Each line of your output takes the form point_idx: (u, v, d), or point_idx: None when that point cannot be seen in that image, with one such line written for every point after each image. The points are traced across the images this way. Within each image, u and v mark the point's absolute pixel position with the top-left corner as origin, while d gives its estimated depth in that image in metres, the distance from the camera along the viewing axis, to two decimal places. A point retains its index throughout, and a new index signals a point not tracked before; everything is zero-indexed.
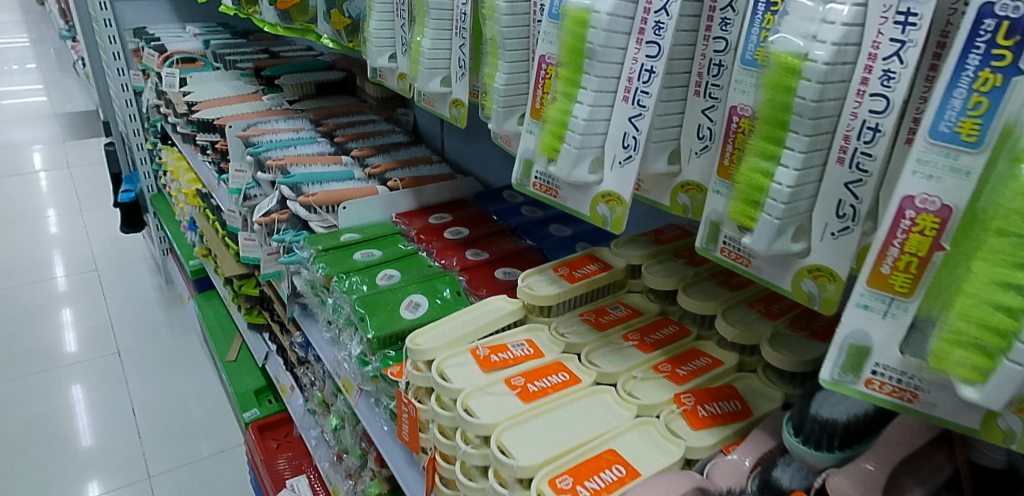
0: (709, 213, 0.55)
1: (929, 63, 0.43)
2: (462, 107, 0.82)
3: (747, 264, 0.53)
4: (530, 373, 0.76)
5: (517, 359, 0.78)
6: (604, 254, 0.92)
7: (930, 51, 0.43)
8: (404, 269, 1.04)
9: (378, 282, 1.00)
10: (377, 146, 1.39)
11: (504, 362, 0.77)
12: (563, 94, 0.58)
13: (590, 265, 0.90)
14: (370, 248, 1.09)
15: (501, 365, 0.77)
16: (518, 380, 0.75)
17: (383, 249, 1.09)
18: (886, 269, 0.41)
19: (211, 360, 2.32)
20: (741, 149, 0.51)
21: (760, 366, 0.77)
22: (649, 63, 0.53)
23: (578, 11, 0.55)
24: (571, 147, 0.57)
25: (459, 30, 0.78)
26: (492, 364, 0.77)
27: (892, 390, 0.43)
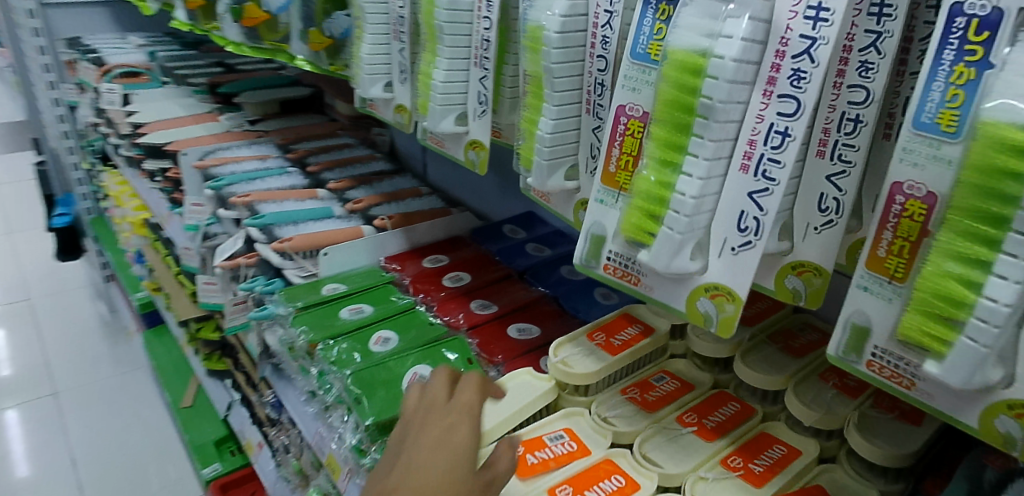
0: (850, 312, 0.41)
1: None
2: (482, 151, 0.68)
3: (908, 386, 0.39)
4: (576, 481, 0.63)
5: (555, 459, 0.65)
6: (641, 313, 0.79)
7: None
8: (401, 330, 0.89)
9: (372, 348, 0.86)
10: (356, 177, 1.23)
11: (544, 467, 0.65)
12: (658, 161, 0.41)
13: (627, 329, 0.77)
14: (360, 304, 0.95)
15: (539, 468, 0.64)
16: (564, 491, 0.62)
17: (375, 305, 0.95)
18: None
19: (163, 400, 2.10)
20: (911, 241, 0.38)
21: (843, 454, 0.65)
22: (782, 122, 0.39)
23: (684, 52, 0.39)
24: (672, 235, 0.40)
25: (480, 60, 0.64)
26: (529, 468, 0.64)
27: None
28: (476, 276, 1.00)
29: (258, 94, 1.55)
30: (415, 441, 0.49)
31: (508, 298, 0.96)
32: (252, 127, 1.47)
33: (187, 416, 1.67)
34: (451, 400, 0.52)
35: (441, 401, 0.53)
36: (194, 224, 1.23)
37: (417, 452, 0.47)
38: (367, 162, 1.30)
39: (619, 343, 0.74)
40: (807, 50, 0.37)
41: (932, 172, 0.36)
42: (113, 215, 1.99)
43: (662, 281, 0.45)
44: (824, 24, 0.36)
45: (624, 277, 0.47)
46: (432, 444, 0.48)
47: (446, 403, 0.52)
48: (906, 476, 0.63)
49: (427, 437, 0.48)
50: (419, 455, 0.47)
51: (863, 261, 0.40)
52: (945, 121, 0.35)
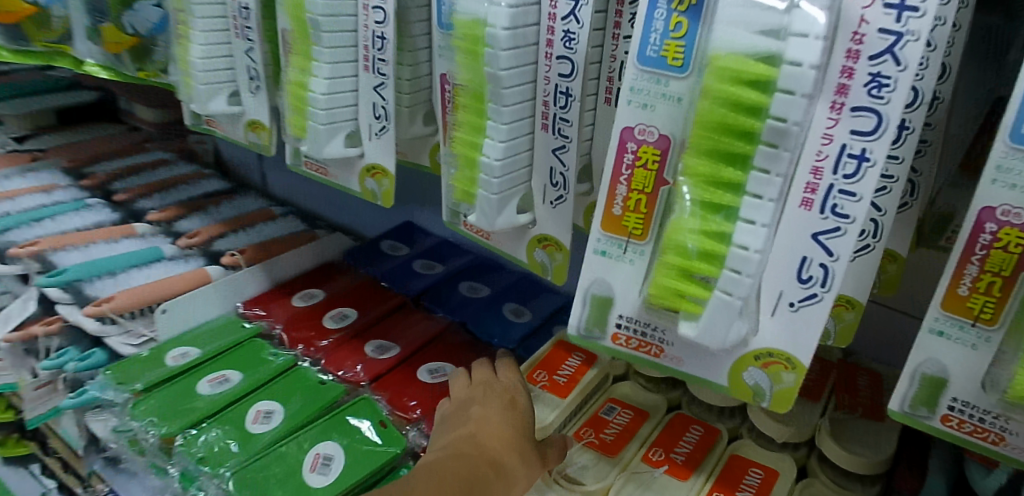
0: (923, 362, 0.34)
1: None
2: (385, 178, 0.53)
3: (1000, 443, 0.33)
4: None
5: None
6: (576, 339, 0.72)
7: None
8: (285, 399, 0.72)
9: (252, 430, 0.68)
10: (186, 202, 1.00)
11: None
12: (701, 202, 0.31)
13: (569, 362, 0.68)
14: (223, 372, 0.75)
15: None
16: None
17: (245, 371, 0.76)
18: None
19: None
20: (1003, 276, 0.31)
21: (816, 464, 0.61)
22: (856, 143, 0.30)
23: (732, 58, 0.28)
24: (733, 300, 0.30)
25: (372, 63, 0.50)
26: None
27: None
28: (365, 311, 0.84)
29: (25, 104, 1.21)
30: (478, 406, 0.58)
31: (408, 333, 0.82)
32: (23, 149, 1.14)
33: None
34: (500, 377, 0.62)
35: (492, 380, 0.62)
36: None
37: (486, 420, 0.55)
38: (195, 181, 1.07)
39: (566, 382, 0.66)
40: (890, 49, 0.28)
41: None
42: None
43: (694, 350, 0.35)
44: (911, 15, 0.28)
45: (640, 347, 0.36)
46: (495, 409, 0.57)
47: (499, 380, 0.61)
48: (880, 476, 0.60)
49: (487, 404, 0.57)
50: (489, 419, 0.55)
51: (938, 300, 0.33)
52: None
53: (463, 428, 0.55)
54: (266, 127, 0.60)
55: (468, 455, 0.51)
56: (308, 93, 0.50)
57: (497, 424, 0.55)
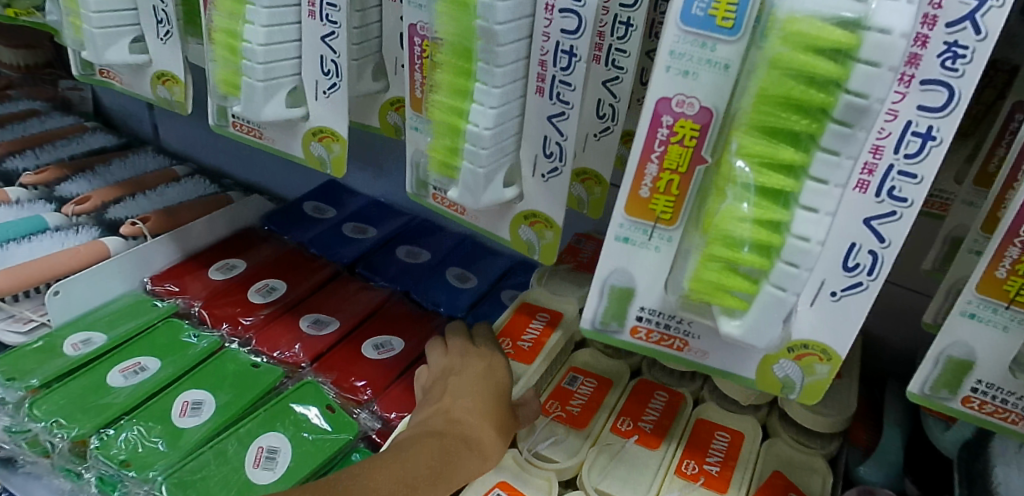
0: (948, 343, 0.33)
1: None
2: (334, 143, 0.46)
3: (1015, 421, 0.33)
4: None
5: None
6: (539, 300, 0.65)
7: None
8: (213, 387, 0.64)
9: (179, 426, 0.60)
10: (69, 162, 0.87)
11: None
12: (755, 188, 0.27)
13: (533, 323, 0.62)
14: (138, 359, 0.66)
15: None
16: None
17: (164, 358, 0.67)
18: None
19: None
20: None
21: (778, 423, 0.61)
22: (924, 120, 0.27)
23: (806, 23, 0.24)
24: (790, 296, 0.28)
25: (318, 8, 0.42)
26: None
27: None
28: (295, 282, 0.76)
29: None
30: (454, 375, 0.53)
31: (347, 305, 0.75)
32: None
33: None
34: (478, 345, 0.57)
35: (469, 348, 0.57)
36: None
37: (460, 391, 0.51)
38: (78, 137, 0.92)
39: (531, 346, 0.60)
40: (972, 15, 0.25)
41: None
42: None
43: (720, 343, 0.33)
44: None
45: (663, 342, 0.34)
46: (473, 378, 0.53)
47: (475, 347, 0.57)
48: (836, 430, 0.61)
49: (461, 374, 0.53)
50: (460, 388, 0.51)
51: (973, 283, 0.31)
52: None
53: (437, 402, 0.51)
54: (180, 81, 0.51)
55: (441, 426, 0.47)
56: (241, 43, 0.42)
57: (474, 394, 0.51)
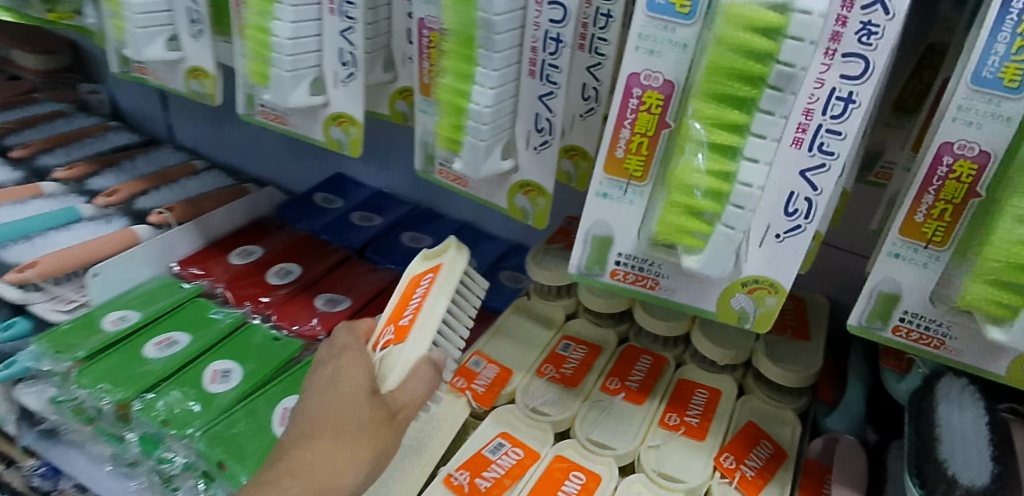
0: (879, 280, 0.39)
1: None
2: (353, 127, 0.52)
3: (937, 346, 0.39)
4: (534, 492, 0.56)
5: (509, 474, 0.57)
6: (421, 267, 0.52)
7: None
8: (240, 358, 0.70)
9: (211, 391, 0.66)
10: (93, 158, 0.92)
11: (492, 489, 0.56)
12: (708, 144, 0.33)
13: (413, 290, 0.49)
14: (169, 333, 0.72)
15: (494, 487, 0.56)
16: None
17: (193, 332, 0.73)
18: None
19: None
20: (953, 203, 0.36)
21: (752, 381, 0.68)
22: (846, 86, 0.33)
23: (747, 7, 0.30)
24: (738, 234, 0.34)
25: (337, 6, 0.48)
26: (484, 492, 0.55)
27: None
28: (309, 265, 0.82)
29: None
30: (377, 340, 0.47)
31: (357, 286, 0.81)
32: None
33: None
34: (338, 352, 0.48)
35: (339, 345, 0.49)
36: None
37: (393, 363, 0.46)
38: (100, 135, 0.98)
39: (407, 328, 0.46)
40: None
41: (988, 132, 0.34)
42: None
43: (689, 282, 0.38)
44: None
45: (639, 282, 0.39)
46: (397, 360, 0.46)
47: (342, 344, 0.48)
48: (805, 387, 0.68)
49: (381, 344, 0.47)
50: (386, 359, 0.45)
51: (897, 227, 0.38)
52: (1008, 76, 0.33)
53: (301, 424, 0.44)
54: (210, 75, 0.57)
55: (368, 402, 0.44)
56: (271, 38, 0.48)
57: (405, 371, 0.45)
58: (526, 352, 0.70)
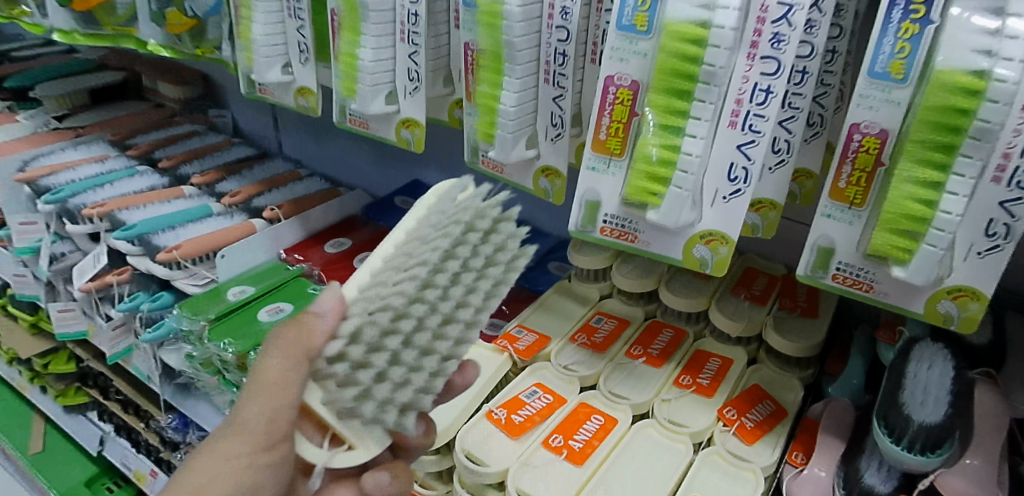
0: (816, 237, 0.49)
1: None
2: (417, 129, 0.66)
3: (868, 289, 0.49)
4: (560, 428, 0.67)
5: (540, 414, 0.68)
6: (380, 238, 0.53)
7: None
8: None
9: None
10: (221, 167, 1.13)
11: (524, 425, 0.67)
12: (659, 125, 0.45)
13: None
14: (276, 303, 0.90)
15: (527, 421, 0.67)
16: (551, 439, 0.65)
17: (295, 303, 0.90)
18: None
19: None
20: (866, 171, 0.46)
21: (763, 354, 0.76)
22: (766, 81, 0.44)
23: (680, 23, 0.43)
24: (683, 191, 0.45)
25: (407, 36, 0.63)
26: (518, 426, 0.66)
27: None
28: None
29: (58, 85, 1.31)
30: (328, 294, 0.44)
31: None
32: (63, 125, 1.25)
33: (43, 463, 1.41)
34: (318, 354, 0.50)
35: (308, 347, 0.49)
36: (31, 245, 1.07)
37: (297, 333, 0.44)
38: (226, 149, 1.20)
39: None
40: (785, 15, 0.42)
41: (886, 113, 0.44)
42: None
43: (658, 234, 0.49)
44: None
45: (621, 236, 0.50)
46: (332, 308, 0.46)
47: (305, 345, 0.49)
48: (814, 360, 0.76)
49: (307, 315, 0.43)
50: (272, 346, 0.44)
51: (827, 193, 0.48)
52: (895, 69, 0.43)
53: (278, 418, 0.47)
54: (313, 92, 0.73)
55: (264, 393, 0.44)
56: (359, 60, 0.64)
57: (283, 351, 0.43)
58: (563, 323, 0.81)
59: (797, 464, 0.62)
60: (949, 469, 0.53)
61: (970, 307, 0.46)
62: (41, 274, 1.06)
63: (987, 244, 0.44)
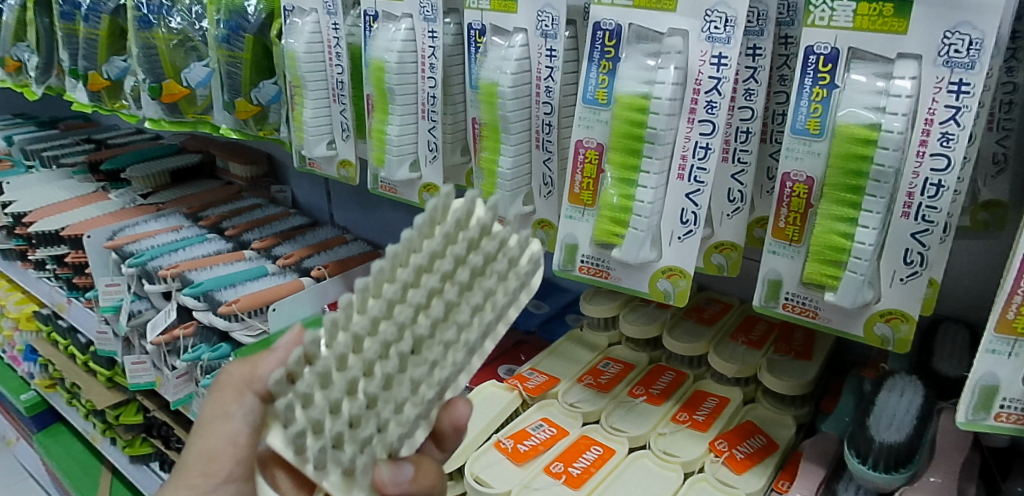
0: (766, 272, 0.57)
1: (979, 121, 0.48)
2: (436, 192, 0.78)
3: (814, 316, 0.56)
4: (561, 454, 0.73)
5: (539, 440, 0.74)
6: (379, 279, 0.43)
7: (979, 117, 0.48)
8: None
9: None
10: (278, 234, 1.28)
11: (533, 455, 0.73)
12: (619, 179, 0.56)
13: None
14: None
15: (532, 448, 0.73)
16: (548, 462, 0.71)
17: None
18: (1011, 315, 0.43)
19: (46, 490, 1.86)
20: (800, 212, 0.54)
21: (760, 394, 0.80)
22: (704, 140, 0.53)
23: (630, 96, 0.54)
24: (639, 231, 0.55)
25: (427, 114, 0.75)
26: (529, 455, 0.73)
27: (1020, 417, 0.45)
28: None
29: (144, 167, 1.51)
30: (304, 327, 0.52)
31: None
32: (146, 201, 1.44)
33: None
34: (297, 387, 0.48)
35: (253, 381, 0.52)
36: (115, 303, 1.22)
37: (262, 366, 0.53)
38: (284, 219, 1.35)
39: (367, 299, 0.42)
40: (715, 87, 0.52)
41: (809, 163, 0.52)
42: None
43: (628, 271, 0.59)
44: (725, 66, 0.51)
45: (596, 273, 0.60)
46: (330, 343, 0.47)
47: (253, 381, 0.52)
48: (809, 400, 0.79)
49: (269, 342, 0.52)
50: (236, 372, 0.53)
51: (772, 233, 0.56)
52: (812, 126, 0.51)
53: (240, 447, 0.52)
54: (352, 164, 0.86)
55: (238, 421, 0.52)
56: (387, 136, 0.77)
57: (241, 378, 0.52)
58: (573, 366, 0.88)
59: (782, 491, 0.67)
60: (910, 486, 0.57)
61: (902, 328, 0.53)
62: (120, 329, 1.21)
63: (907, 270, 0.51)
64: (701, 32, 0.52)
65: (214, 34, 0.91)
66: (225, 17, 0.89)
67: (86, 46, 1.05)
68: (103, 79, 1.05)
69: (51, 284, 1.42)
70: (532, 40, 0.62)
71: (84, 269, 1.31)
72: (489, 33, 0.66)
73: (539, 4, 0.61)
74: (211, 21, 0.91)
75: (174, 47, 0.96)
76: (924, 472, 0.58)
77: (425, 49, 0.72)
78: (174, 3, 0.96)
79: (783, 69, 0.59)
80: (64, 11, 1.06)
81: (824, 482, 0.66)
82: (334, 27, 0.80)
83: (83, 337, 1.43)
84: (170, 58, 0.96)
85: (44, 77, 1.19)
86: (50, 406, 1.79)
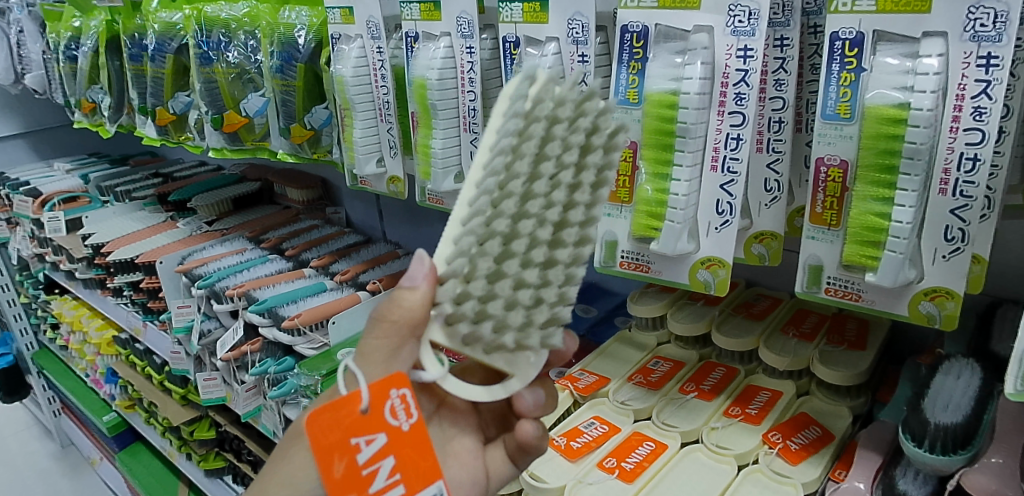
0: (807, 258, 0.58)
1: (951, 117, 0.49)
2: None
3: (857, 299, 0.57)
4: (403, 450, 0.43)
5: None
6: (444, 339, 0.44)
7: (949, 107, 0.49)
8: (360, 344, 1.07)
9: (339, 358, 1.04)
10: (334, 251, 1.34)
11: (383, 461, 0.42)
12: (652, 175, 0.59)
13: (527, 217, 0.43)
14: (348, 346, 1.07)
15: (420, 444, 0.43)
16: (365, 447, 0.41)
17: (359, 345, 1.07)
18: None
19: None
20: (835, 197, 0.55)
21: (814, 386, 0.79)
22: (735, 131, 0.55)
23: (659, 93, 0.56)
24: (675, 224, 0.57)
25: (469, 126, 0.78)
26: (378, 425, 0.41)
27: None
28: None
29: (210, 196, 1.59)
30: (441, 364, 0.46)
31: None
32: (211, 228, 1.52)
33: None
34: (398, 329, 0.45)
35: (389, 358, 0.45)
36: (187, 323, 1.29)
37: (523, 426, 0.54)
38: (339, 238, 1.40)
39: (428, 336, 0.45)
40: (744, 79, 0.54)
41: (842, 147, 0.53)
42: (68, 342, 1.98)
43: (668, 265, 0.62)
44: (751, 58, 0.53)
45: (636, 267, 0.63)
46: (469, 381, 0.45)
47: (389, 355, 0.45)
48: (865, 390, 0.77)
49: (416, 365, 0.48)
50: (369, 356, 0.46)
51: (810, 219, 0.57)
52: (842, 110, 0.52)
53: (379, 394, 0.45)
54: (400, 180, 0.90)
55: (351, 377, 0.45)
56: (431, 149, 0.80)
57: (372, 346, 0.45)
58: (622, 366, 0.89)
59: (838, 480, 0.67)
60: (971, 468, 0.56)
61: (948, 306, 0.53)
62: (193, 348, 1.28)
63: (949, 248, 0.52)
64: (726, 26, 0.54)
65: (269, 64, 0.97)
66: (279, 49, 0.96)
67: (154, 84, 1.13)
68: (170, 114, 1.14)
69: (128, 309, 1.52)
70: (564, 47, 0.65)
71: (157, 293, 1.40)
72: (523, 44, 0.68)
73: (569, 13, 0.64)
74: (267, 54, 0.98)
75: (232, 80, 1.02)
76: (986, 453, 0.57)
77: (463, 65, 0.76)
78: (231, 39, 1.03)
79: (814, 58, 0.60)
80: (133, 54, 1.16)
81: (881, 470, 0.65)
82: (378, 51, 0.85)
83: (158, 358, 1.51)
84: (229, 89, 1.03)
85: (117, 115, 1.29)
86: (129, 425, 1.91)
